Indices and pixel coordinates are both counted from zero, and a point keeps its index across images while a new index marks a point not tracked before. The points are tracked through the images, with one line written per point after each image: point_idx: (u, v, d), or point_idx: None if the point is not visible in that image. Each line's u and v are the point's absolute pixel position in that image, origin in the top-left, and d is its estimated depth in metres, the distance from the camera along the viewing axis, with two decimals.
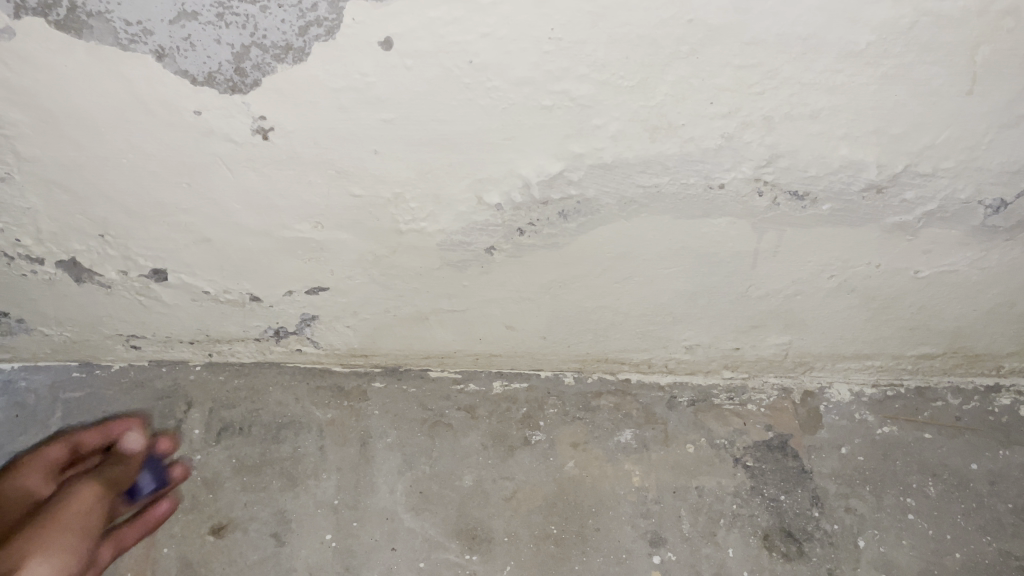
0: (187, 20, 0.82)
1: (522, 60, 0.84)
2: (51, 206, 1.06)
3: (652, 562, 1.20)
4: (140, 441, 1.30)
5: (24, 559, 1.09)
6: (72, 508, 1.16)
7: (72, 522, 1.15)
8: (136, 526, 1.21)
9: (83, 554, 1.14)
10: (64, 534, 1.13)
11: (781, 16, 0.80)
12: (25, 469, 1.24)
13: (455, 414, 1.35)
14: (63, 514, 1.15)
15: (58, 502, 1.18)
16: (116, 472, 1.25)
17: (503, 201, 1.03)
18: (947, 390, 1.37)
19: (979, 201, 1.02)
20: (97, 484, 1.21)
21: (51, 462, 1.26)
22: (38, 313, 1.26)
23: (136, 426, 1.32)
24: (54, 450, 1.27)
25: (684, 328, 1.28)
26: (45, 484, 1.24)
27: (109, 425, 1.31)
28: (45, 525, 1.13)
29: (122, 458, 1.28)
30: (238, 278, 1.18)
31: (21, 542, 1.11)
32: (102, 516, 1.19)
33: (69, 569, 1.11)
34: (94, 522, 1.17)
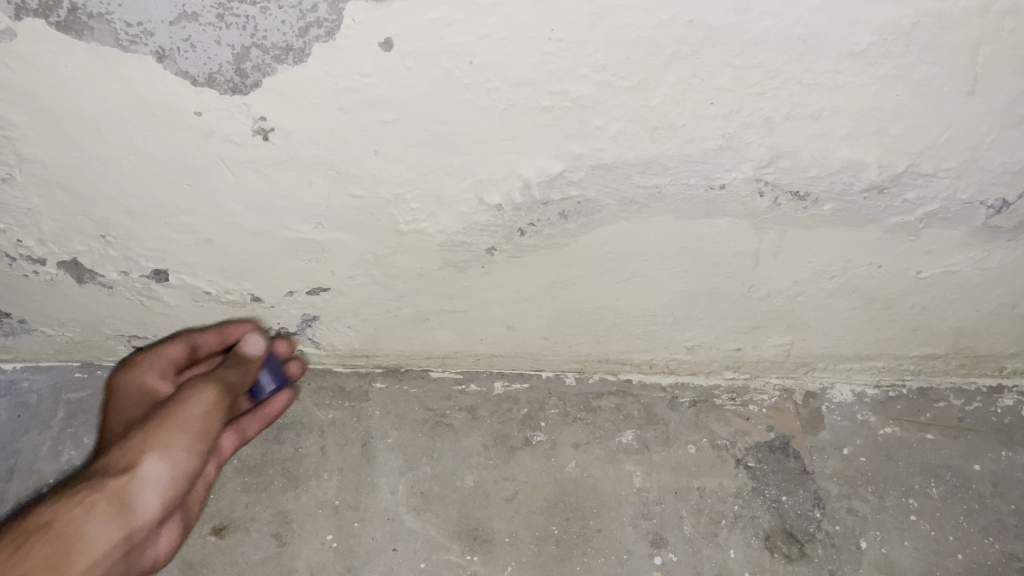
0: (187, 22, 0.82)
1: (522, 61, 0.84)
2: (53, 207, 1.06)
3: (653, 563, 1.20)
4: (259, 344, 1.26)
5: (143, 454, 1.11)
6: (190, 414, 1.16)
7: (188, 425, 1.15)
8: (254, 420, 1.30)
9: (200, 451, 1.16)
10: (181, 433, 1.14)
11: (781, 16, 0.78)
12: (149, 370, 1.30)
13: (456, 415, 1.36)
14: (179, 420, 1.15)
15: (178, 403, 1.17)
16: (235, 378, 1.23)
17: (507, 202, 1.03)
18: (949, 391, 1.37)
19: (980, 202, 1.01)
20: (215, 388, 1.19)
21: (173, 361, 1.29)
22: (41, 313, 1.29)
23: (253, 330, 1.27)
24: (174, 349, 1.29)
25: (684, 328, 1.28)
26: (166, 379, 1.29)
27: (223, 329, 1.27)
28: (161, 422, 1.14)
29: (238, 359, 1.25)
30: (239, 279, 1.19)
31: (141, 437, 1.13)
32: (217, 419, 1.18)
33: (188, 466, 1.14)
34: (210, 427, 1.17)
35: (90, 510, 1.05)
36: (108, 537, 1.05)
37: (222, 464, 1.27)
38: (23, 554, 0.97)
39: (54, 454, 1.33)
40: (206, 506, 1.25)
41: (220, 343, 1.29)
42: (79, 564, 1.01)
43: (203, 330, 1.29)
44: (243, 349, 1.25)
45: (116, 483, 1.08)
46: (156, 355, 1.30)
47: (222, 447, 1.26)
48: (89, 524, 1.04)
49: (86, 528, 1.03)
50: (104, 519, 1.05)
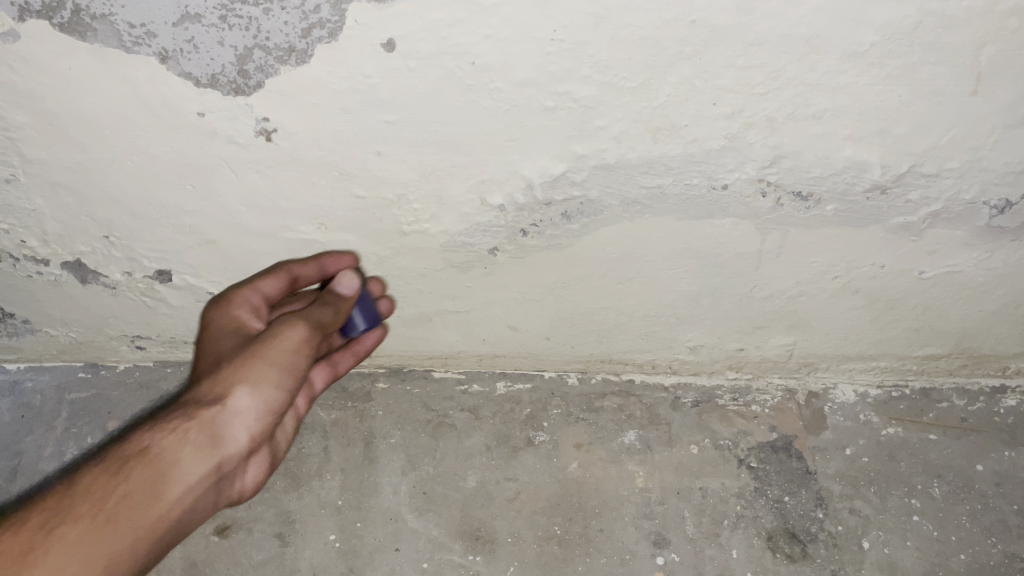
0: (190, 23, 0.81)
1: (524, 62, 0.84)
2: (56, 208, 1.07)
3: (656, 564, 1.20)
4: (352, 282, 1.06)
5: (232, 382, 0.90)
6: (280, 345, 0.94)
7: (275, 358, 0.93)
8: (348, 355, 1.19)
9: (291, 385, 0.94)
10: (269, 365, 0.92)
11: (784, 17, 0.78)
12: (237, 306, 1.09)
13: (458, 415, 1.37)
14: (267, 352, 0.93)
15: (267, 334, 0.96)
16: (326, 317, 1.02)
17: (513, 202, 1.03)
18: (952, 391, 1.37)
19: (983, 202, 1.01)
20: (308, 323, 0.98)
21: (266, 298, 1.10)
22: (45, 313, 1.29)
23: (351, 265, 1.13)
24: (268, 283, 1.10)
25: (687, 328, 1.28)
26: (259, 317, 1.08)
27: (323, 261, 1.12)
28: (250, 352, 0.93)
29: (330, 295, 1.06)
30: (242, 279, 1.19)
31: (231, 366, 0.92)
32: (309, 355, 0.97)
33: (276, 402, 0.92)
34: (303, 362, 0.96)
35: (184, 437, 0.84)
36: (196, 472, 0.84)
37: (314, 400, 1.16)
38: (123, 476, 0.79)
39: (58, 454, 1.34)
40: (292, 442, 1.10)
41: (318, 277, 1.13)
42: (172, 497, 0.81)
43: (300, 261, 1.12)
44: (337, 288, 1.06)
45: (202, 413, 0.86)
46: (246, 289, 1.10)
47: (312, 381, 1.16)
48: (182, 452, 0.83)
49: (181, 457, 0.83)
50: (198, 448, 0.85)
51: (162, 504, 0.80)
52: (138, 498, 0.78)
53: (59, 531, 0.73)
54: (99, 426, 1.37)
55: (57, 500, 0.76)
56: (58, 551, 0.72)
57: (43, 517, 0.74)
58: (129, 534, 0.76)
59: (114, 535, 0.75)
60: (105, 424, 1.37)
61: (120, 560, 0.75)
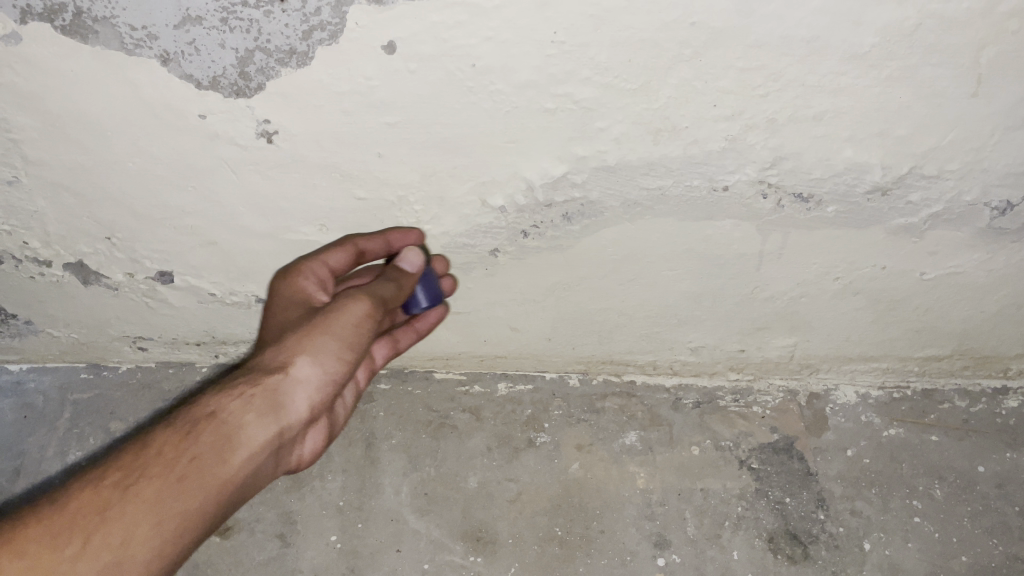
0: (191, 25, 0.82)
1: (525, 64, 0.84)
2: (58, 209, 1.07)
3: (657, 565, 1.20)
4: (416, 259, 1.04)
5: (296, 350, 0.89)
6: (340, 320, 0.91)
7: (337, 329, 0.91)
8: (409, 332, 1.18)
9: (353, 357, 0.92)
10: (332, 338, 0.90)
11: (785, 19, 0.78)
12: (302, 278, 1.02)
13: (460, 415, 1.37)
14: (328, 325, 0.91)
15: (329, 306, 0.93)
16: (387, 293, 0.97)
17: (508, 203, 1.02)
18: (954, 392, 1.37)
19: (985, 204, 1.01)
20: (368, 298, 0.93)
21: (331, 271, 1.04)
22: (47, 314, 1.30)
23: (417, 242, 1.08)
24: (334, 256, 1.03)
25: (689, 329, 1.28)
26: (326, 292, 1.02)
27: (389, 237, 1.06)
28: (312, 324, 0.91)
29: (394, 272, 1.02)
30: (244, 280, 1.20)
31: (293, 336, 0.91)
32: (371, 330, 0.94)
33: (336, 373, 0.91)
34: (366, 336, 0.93)
35: (246, 404, 0.84)
36: (259, 438, 0.84)
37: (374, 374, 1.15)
38: (191, 438, 0.78)
39: (60, 454, 1.34)
40: (352, 413, 1.09)
41: (383, 251, 1.07)
42: (237, 461, 0.80)
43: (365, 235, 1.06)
44: (400, 266, 1.03)
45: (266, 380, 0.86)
46: (311, 261, 1.03)
47: (373, 356, 1.14)
48: (246, 418, 0.83)
49: (244, 423, 0.83)
50: (260, 416, 0.84)
51: (230, 467, 0.79)
52: (206, 461, 0.78)
53: (134, 489, 0.73)
54: (101, 426, 1.37)
55: (130, 458, 0.75)
56: (133, 509, 0.71)
57: (117, 475, 0.74)
58: (198, 497, 0.76)
59: (184, 496, 0.75)
60: (107, 425, 1.38)
61: (189, 520, 0.75)
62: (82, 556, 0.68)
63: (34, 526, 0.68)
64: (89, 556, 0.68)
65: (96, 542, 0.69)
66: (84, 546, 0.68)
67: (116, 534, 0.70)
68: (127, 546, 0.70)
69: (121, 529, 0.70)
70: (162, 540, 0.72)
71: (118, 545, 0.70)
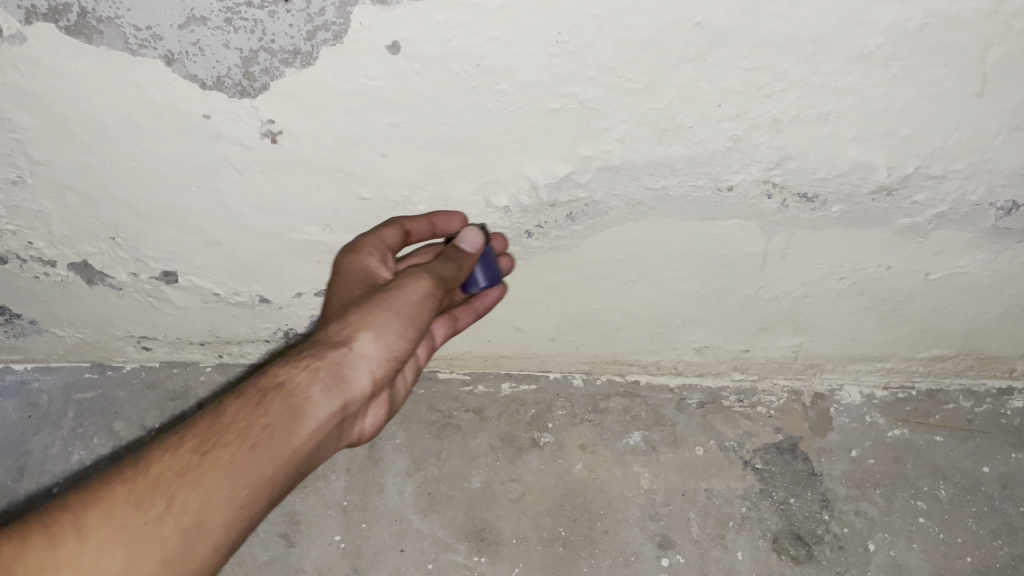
0: (196, 25, 0.82)
1: (529, 64, 0.83)
2: (63, 209, 1.07)
3: (661, 565, 1.20)
4: (476, 239, 0.95)
5: (360, 324, 0.83)
6: (402, 296, 0.86)
7: (401, 304, 0.85)
8: (467, 312, 1.08)
9: (418, 334, 0.86)
10: (396, 313, 0.84)
11: (789, 19, 0.78)
12: (363, 253, 0.98)
13: (463, 415, 1.37)
14: (393, 301, 0.85)
15: (394, 281, 0.88)
16: (449, 271, 0.92)
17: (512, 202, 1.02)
18: (959, 392, 1.37)
19: (990, 204, 1.00)
20: (431, 276, 0.88)
21: (389, 248, 0.99)
22: (52, 314, 1.30)
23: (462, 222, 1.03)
24: (389, 233, 0.99)
25: (694, 329, 1.28)
26: (387, 268, 0.98)
27: (434, 220, 1.02)
28: (376, 298, 0.86)
29: (453, 251, 0.94)
30: (248, 280, 1.20)
31: (359, 308, 0.85)
32: (434, 308, 0.89)
33: (403, 349, 0.85)
34: (429, 314, 0.87)
35: (313, 375, 0.79)
36: (326, 411, 0.79)
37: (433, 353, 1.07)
38: (261, 407, 0.75)
39: (65, 454, 1.34)
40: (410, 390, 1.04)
41: (431, 232, 1.03)
42: (307, 433, 0.77)
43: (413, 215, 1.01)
44: (462, 247, 0.94)
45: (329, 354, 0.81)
46: (368, 238, 0.99)
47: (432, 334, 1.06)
48: (313, 390, 0.78)
49: (312, 394, 0.78)
50: (327, 388, 0.79)
51: (302, 438, 0.76)
52: (277, 431, 0.74)
53: (211, 456, 0.71)
54: (106, 426, 1.38)
55: (206, 423, 0.73)
56: (211, 476, 0.70)
57: (194, 441, 0.72)
58: (271, 467, 0.73)
59: (257, 466, 0.72)
60: (111, 424, 1.38)
61: (263, 489, 0.73)
62: (163, 521, 0.67)
63: (119, 488, 0.68)
64: (168, 522, 0.67)
65: (175, 508, 0.68)
66: (164, 512, 0.67)
67: (193, 501, 0.69)
68: (204, 513, 0.69)
69: (198, 496, 0.69)
70: (237, 508, 0.71)
71: (196, 512, 0.68)
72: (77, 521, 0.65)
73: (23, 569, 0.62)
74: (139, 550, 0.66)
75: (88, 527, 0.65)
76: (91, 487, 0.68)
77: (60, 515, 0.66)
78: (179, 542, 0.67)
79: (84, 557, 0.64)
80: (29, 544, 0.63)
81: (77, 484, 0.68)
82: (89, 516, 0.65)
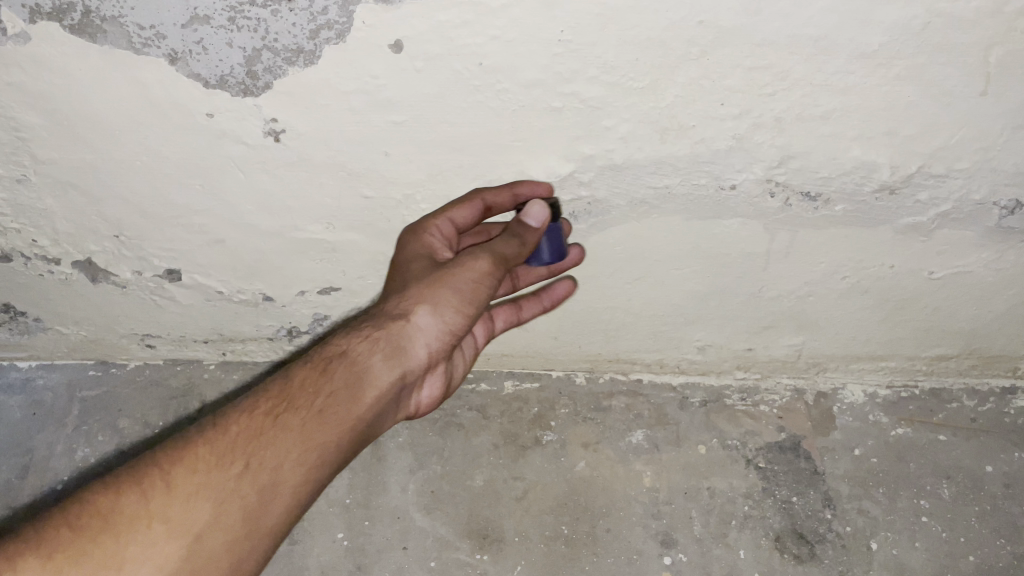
0: (199, 24, 0.82)
1: (531, 63, 0.84)
2: (67, 207, 1.08)
3: (663, 564, 1.20)
4: (541, 215, 0.89)
5: (417, 299, 0.86)
6: (462, 274, 0.85)
7: (461, 282, 0.85)
8: (534, 303, 1.11)
9: (474, 312, 0.87)
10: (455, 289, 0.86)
11: (792, 18, 0.78)
12: (427, 233, 0.96)
13: (467, 414, 1.37)
14: (451, 278, 0.85)
15: (455, 258, 0.88)
16: (510, 250, 0.87)
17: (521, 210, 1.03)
18: (962, 391, 1.37)
19: (993, 203, 1.00)
20: (491, 255, 0.86)
21: (457, 227, 0.97)
22: (56, 312, 1.31)
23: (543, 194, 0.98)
24: (461, 212, 0.96)
25: (697, 328, 1.28)
26: (450, 249, 0.96)
27: (516, 190, 0.97)
28: (437, 274, 0.88)
29: (517, 225, 0.89)
30: (252, 278, 1.20)
31: (419, 284, 0.87)
32: (496, 288, 0.87)
33: (459, 327, 0.87)
34: (489, 293, 0.87)
35: (372, 346, 0.83)
36: (383, 381, 0.82)
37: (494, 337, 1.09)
38: (326, 374, 0.79)
39: (69, 451, 1.35)
40: (470, 369, 1.05)
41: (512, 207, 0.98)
42: (366, 402, 0.80)
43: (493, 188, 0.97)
44: (526, 222, 0.89)
45: (387, 326, 0.84)
46: (436, 216, 0.97)
47: (494, 318, 1.08)
48: (372, 360, 0.82)
49: (371, 364, 0.82)
50: (384, 359, 0.83)
51: (363, 405, 0.79)
52: (341, 398, 0.78)
53: (284, 419, 0.74)
54: (110, 423, 1.38)
55: (277, 389, 0.77)
56: (285, 437, 0.73)
57: (267, 404, 0.75)
58: (337, 430, 0.76)
59: (324, 429, 0.75)
60: (115, 421, 1.38)
61: (331, 453, 0.76)
62: (244, 476, 0.70)
63: (202, 447, 0.71)
64: (250, 478, 0.70)
65: (254, 466, 0.71)
66: (246, 469, 0.70)
67: (271, 458, 0.72)
68: (280, 472, 0.72)
69: (275, 455, 0.72)
70: (309, 469, 0.74)
71: (273, 470, 0.71)
72: (166, 474, 0.68)
73: (123, 516, 0.65)
74: (224, 503, 0.68)
75: (179, 480, 0.68)
76: (176, 444, 0.71)
77: (151, 467, 0.69)
78: (259, 498, 0.70)
79: (175, 508, 0.67)
80: (126, 493, 0.66)
81: (162, 442, 0.72)
82: (177, 471, 0.68)
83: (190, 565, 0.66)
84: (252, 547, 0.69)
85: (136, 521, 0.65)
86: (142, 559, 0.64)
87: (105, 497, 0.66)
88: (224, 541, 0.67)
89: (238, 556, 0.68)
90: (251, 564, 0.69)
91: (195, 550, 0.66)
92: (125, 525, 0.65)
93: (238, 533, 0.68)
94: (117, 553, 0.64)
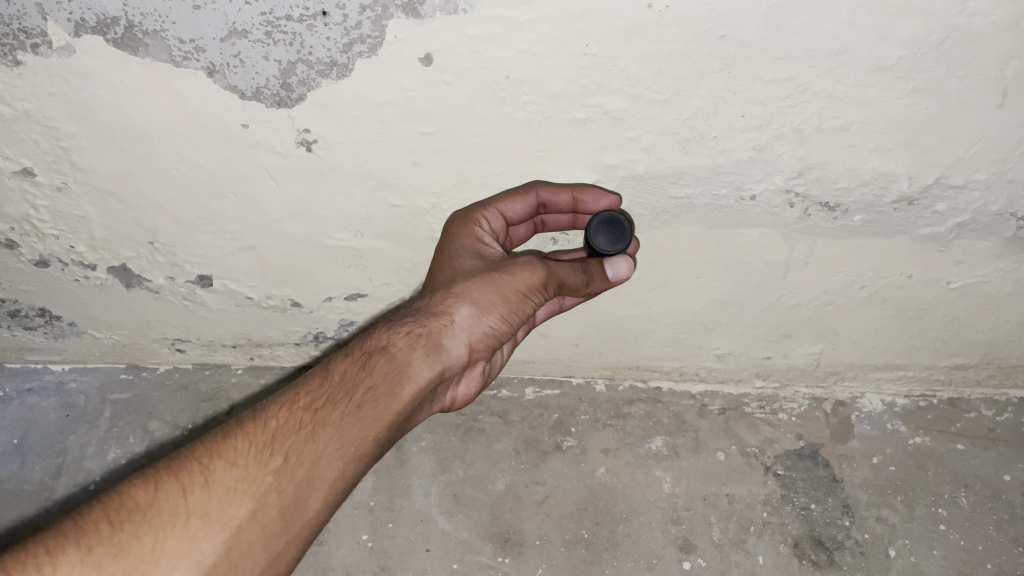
0: (237, 38, 0.85)
1: (557, 75, 0.86)
2: (103, 213, 1.11)
3: (682, 568, 1.21)
4: (621, 270, 0.94)
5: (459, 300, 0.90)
6: (513, 281, 0.90)
7: (510, 290, 0.90)
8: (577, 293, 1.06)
9: (516, 318, 0.91)
10: (494, 291, 0.90)
11: (811, 32, 0.80)
12: (477, 223, 0.99)
13: (488, 419, 1.40)
14: (500, 283, 0.90)
15: (509, 264, 0.92)
16: (572, 279, 0.93)
17: (556, 236, 1.09)
18: (980, 401, 1.38)
19: (1011, 214, 1.02)
20: (551, 275, 0.91)
21: (507, 220, 0.99)
22: (89, 316, 1.34)
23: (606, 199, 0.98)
24: (511, 206, 0.98)
25: (716, 336, 1.30)
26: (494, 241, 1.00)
27: (577, 195, 0.98)
28: (489, 275, 0.92)
29: (595, 264, 0.95)
30: (281, 285, 1.24)
31: (464, 283, 0.92)
32: (542, 300, 0.92)
33: (498, 329, 0.90)
34: (533, 305, 0.92)
35: (411, 342, 0.86)
36: (422, 376, 0.84)
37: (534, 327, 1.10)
38: (366, 369, 0.82)
39: (101, 452, 1.37)
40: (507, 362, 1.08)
41: (570, 208, 1.00)
42: (405, 396, 0.82)
43: (555, 184, 0.99)
44: (605, 270, 0.94)
45: (429, 323, 0.88)
46: (493, 205, 0.99)
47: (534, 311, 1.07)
48: (412, 356, 0.85)
49: (410, 359, 0.84)
50: (424, 355, 0.85)
51: (401, 400, 0.81)
52: (379, 393, 0.80)
53: (322, 414, 0.77)
54: (140, 425, 1.41)
55: (317, 383, 0.80)
56: (322, 433, 0.76)
57: (307, 399, 0.78)
58: (374, 426, 0.78)
59: (360, 425, 0.78)
60: (146, 424, 1.41)
61: (370, 447, 0.78)
62: (281, 471, 0.73)
63: (241, 442, 0.74)
64: (286, 473, 0.73)
65: (291, 461, 0.73)
66: (284, 463, 0.73)
67: (308, 453, 0.74)
68: (316, 466, 0.74)
69: (312, 451, 0.74)
70: (345, 463, 0.76)
71: (309, 465, 0.74)
72: (204, 470, 0.71)
73: (160, 511, 0.68)
74: (260, 499, 0.71)
75: (216, 476, 0.71)
76: (215, 439, 0.74)
77: (189, 462, 0.72)
78: (295, 493, 0.72)
79: (213, 503, 0.69)
80: (165, 487, 0.69)
81: (202, 436, 0.75)
82: (215, 466, 0.71)
83: (226, 559, 0.68)
84: (287, 540, 0.72)
85: (173, 517, 0.68)
86: (179, 553, 0.67)
87: (144, 492, 0.69)
88: (260, 536, 0.70)
89: (274, 549, 0.71)
90: (285, 557, 0.72)
91: (231, 545, 0.69)
92: (162, 519, 0.68)
93: (273, 528, 0.71)
94: (153, 547, 0.66)
